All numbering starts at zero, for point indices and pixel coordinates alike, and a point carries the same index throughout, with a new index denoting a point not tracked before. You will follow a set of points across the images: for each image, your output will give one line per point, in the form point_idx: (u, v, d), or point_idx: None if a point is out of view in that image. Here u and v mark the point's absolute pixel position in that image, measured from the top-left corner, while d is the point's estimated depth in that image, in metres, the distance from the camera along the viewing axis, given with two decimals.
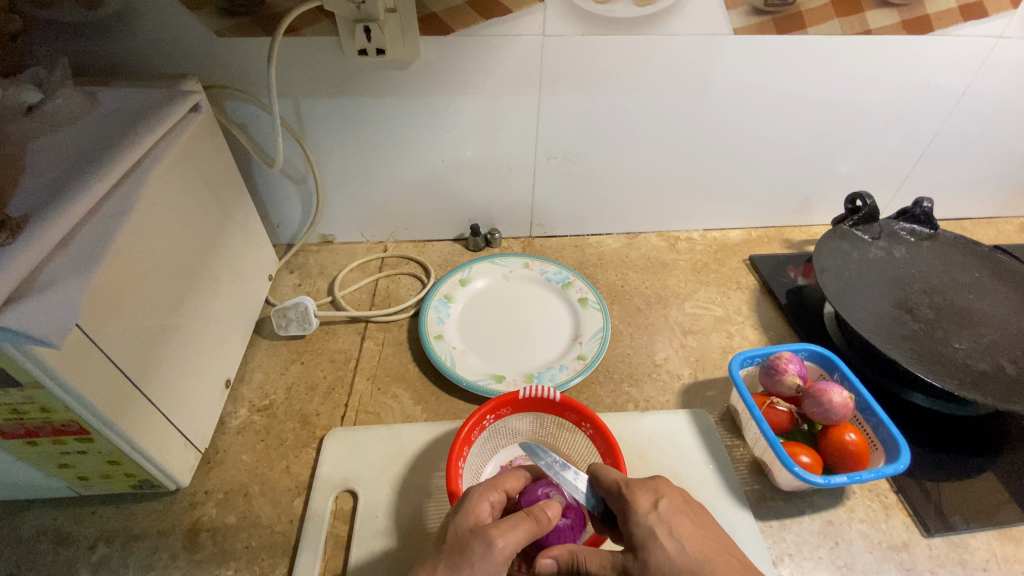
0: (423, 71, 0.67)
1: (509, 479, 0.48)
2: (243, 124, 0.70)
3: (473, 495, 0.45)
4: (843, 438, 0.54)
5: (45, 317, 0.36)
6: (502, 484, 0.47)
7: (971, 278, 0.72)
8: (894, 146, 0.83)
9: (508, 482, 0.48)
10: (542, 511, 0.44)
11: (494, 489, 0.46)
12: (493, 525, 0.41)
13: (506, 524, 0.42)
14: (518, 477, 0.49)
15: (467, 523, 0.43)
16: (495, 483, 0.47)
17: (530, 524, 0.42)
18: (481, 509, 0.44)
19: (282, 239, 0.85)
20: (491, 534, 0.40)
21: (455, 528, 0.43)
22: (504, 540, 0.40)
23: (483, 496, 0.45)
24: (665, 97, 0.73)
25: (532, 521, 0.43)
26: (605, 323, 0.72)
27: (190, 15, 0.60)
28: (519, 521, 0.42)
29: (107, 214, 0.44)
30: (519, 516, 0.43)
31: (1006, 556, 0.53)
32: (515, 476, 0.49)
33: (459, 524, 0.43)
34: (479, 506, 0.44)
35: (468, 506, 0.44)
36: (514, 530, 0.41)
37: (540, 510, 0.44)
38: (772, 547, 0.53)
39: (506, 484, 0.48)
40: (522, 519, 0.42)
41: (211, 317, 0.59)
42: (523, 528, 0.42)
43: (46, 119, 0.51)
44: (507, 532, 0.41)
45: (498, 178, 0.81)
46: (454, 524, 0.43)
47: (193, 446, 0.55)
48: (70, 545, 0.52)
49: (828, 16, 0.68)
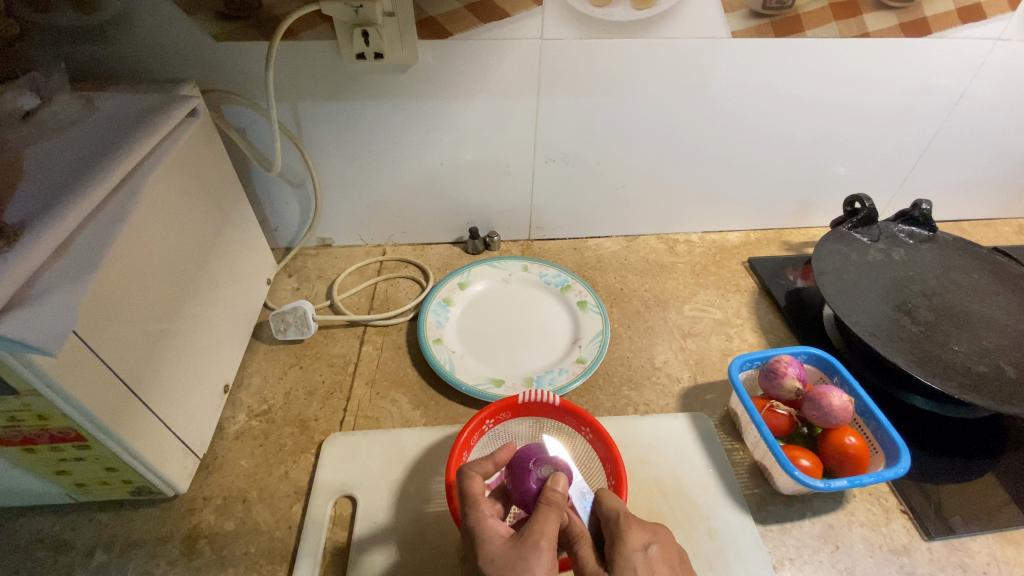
0: (422, 75, 0.67)
1: (475, 482, 0.46)
2: (241, 128, 0.69)
3: (476, 520, 0.43)
4: (843, 442, 0.54)
5: (41, 324, 0.36)
6: (476, 491, 0.45)
7: (970, 280, 0.72)
8: (892, 148, 0.84)
9: (477, 486, 0.45)
10: (552, 491, 0.45)
11: (483, 500, 0.44)
12: (530, 533, 0.41)
13: (537, 523, 0.42)
14: (479, 476, 0.46)
15: (497, 546, 0.41)
16: (476, 496, 0.44)
17: (554, 510, 0.43)
18: (496, 528, 0.43)
19: (280, 243, 0.84)
20: (535, 538, 0.41)
21: (488, 558, 0.41)
22: (547, 536, 0.41)
23: (483, 514, 0.43)
24: (664, 100, 0.73)
25: (556, 507, 0.43)
26: (604, 326, 0.71)
27: (188, 19, 0.59)
28: (547, 514, 0.43)
29: (103, 221, 0.44)
30: (543, 509, 0.43)
31: (1006, 559, 0.53)
32: (474, 477, 0.46)
33: (490, 553, 0.41)
34: (490, 525, 0.43)
35: (484, 534, 0.42)
36: (549, 523, 0.42)
37: (550, 493, 0.44)
38: (772, 551, 0.53)
39: (479, 489, 0.45)
40: (547, 510, 0.43)
41: (209, 323, 0.58)
42: (552, 517, 0.42)
43: (44, 123, 0.51)
44: (544, 529, 0.41)
45: (497, 181, 0.80)
46: (485, 556, 0.41)
47: (191, 452, 0.55)
48: (67, 552, 0.51)
49: (827, 19, 0.68)
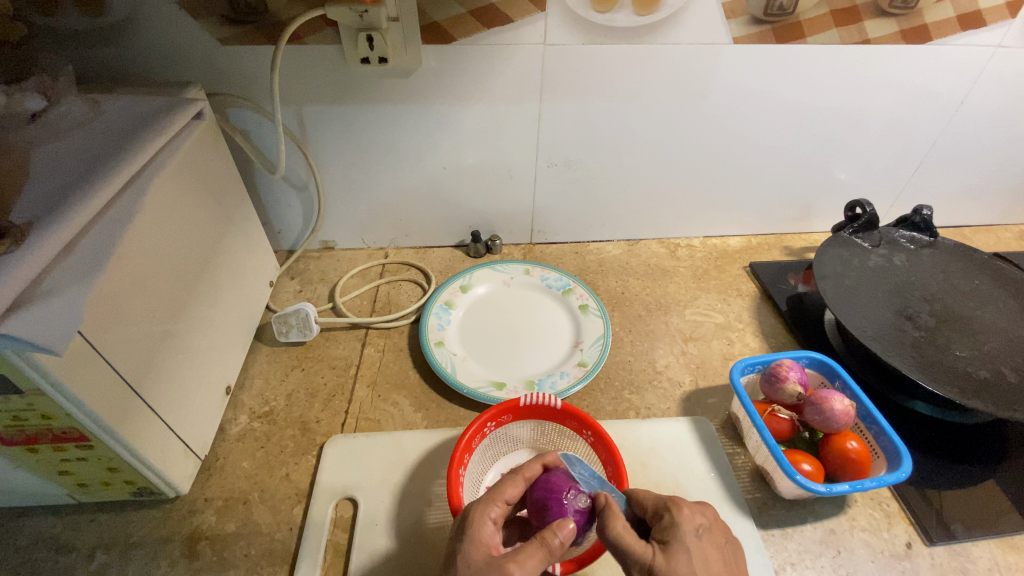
0: (426, 79, 0.68)
1: (507, 488, 0.47)
2: (246, 131, 0.70)
3: (476, 518, 0.44)
4: (844, 446, 0.54)
5: (46, 324, 0.36)
6: (500, 496, 0.46)
7: (971, 285, 0.72)
8: (894, 154, 0.84)
9: (507, 492, 0.47)
10: (553, 534, 0.42)
11: (495, 504, 0.45)
12: (509, 558, 0.40)
13: (520, 554, 0.41)
14: (517, 483, 0.47)
15: (478, 555, 0.42)
16: (495, 497, 0.46)
17: (541, 550, 0.42)
18: (488, 537, 0.43)
19: (283, 245, 0.85)
20: (509, 566, 0.40)
21: (465, 560, 0.42)
22: (522, 570, 0.40)
23: (485, 516, 0.44)
24: (665, 104, 0.74)
25: (542, 548, 0.42)
26: (605, 330, 0.72)
27: (194, 23, 0.60)
28: (533, 550, 0.41)
29: (109, 221, 0.45)
30: (532, 544, 0.42)
31: (1008, 564, 0.53)
32: (513, 483, 0.47)
33: (469, 556, 0.42)
34: (483, 533, 0.43)
35: (474, 535, 0.43)
36: (530, 559, 0.41)
37: (551, 534, 0.42)
38: (774, 556, 0.53)
39: (505, 495, 0.46)
40: (535, 548, 0.42)
41: (212, 324, 0.59)
42: (536, 555, 0.41)
43: (52, 125, 0.51)
44: (524, 562, 0.40)
45: (499, 185, 0.81)
46: (464, 557, 0.42)
47: (193, 454, 0.55)
48: (68, 552, 0.51)
49: (828, 26, 0.68)
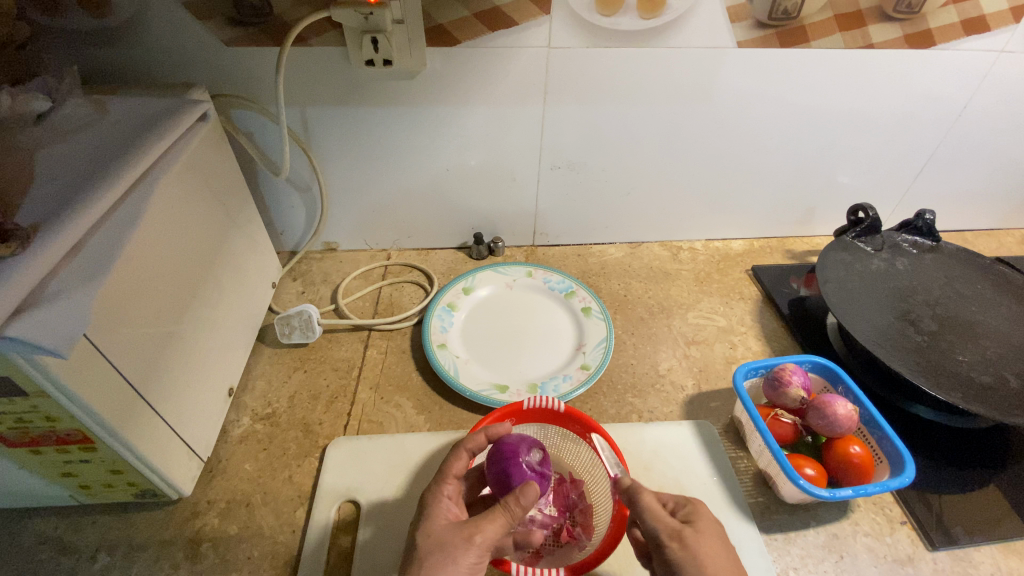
0: (430, 81, 0.68)
1: (454, 463, 0.49)
2: (249, 133, 0.70)
3: (430, 498, 0.47)
4: (847, 451, 0.54)
5: (54, 326, 0.36)
6: (450, 472, 0.49)
7: (973, 290, 0.72)
8: (897, 158, 0.84)
9: (454, 468, 0.49)
10: (515, 499, 0.45)
11: (446, 481, 0.48)
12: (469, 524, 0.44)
13: (482, 520, 0.44)
14: (462, 457, 0.50)
15: (437, 525, 0.45)
16: (444, 475, 0.49)
17: (504, 516, 0.45)
18: (446, 510, 0.46)
19: (285, 246, 0.85)
20: (470, 532, 0.43)
21: (425, 531, 0.44)
22: (484, 534, 0.43)
23: (439, 494, 0.47)
24: (668, 107, 0.74)
25: (505, 513, 0.45)
26: (607, 333, 0.72)
27: (199, 25, 0.60)
28: (496, 515, 0.44)
29: (115, 223, 0.45)
30: (495, 509, 0.45)
31: (1010, 569, 0.52)
32: (458, 457, 0.50)
33: (428, 528, 0.45)
34: (440, 508, 0.46)
35: (432, 511, 0.46)
36: (492, 524, 0.44)
37: (514, 500, 0.45)
38: (776, 560, 0.53)
39: (454, 470, 0.49)
40: (496, 512, 0.45)
41: (216, 325, 0.58)
42: (499, 521, 0.44)
43: (56, 126, 0.51)
44: (485, 527, 0.44)
45: (502, 188, 0.81)
46: (423, 530, 0.45)
47: (196, 455, 0.55)
48: (71, 554, 0.51)
49: (831, 30, 0.68)
